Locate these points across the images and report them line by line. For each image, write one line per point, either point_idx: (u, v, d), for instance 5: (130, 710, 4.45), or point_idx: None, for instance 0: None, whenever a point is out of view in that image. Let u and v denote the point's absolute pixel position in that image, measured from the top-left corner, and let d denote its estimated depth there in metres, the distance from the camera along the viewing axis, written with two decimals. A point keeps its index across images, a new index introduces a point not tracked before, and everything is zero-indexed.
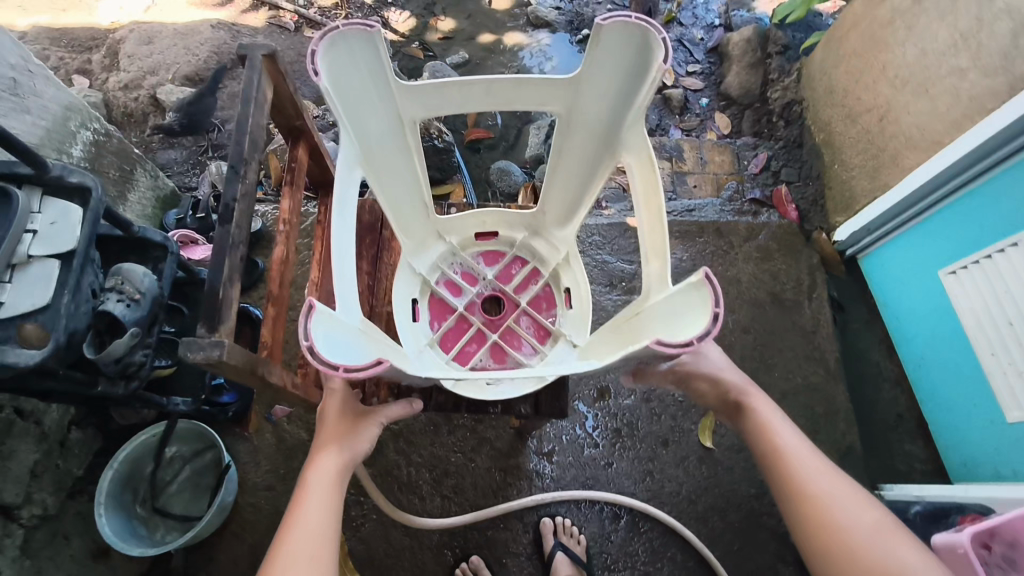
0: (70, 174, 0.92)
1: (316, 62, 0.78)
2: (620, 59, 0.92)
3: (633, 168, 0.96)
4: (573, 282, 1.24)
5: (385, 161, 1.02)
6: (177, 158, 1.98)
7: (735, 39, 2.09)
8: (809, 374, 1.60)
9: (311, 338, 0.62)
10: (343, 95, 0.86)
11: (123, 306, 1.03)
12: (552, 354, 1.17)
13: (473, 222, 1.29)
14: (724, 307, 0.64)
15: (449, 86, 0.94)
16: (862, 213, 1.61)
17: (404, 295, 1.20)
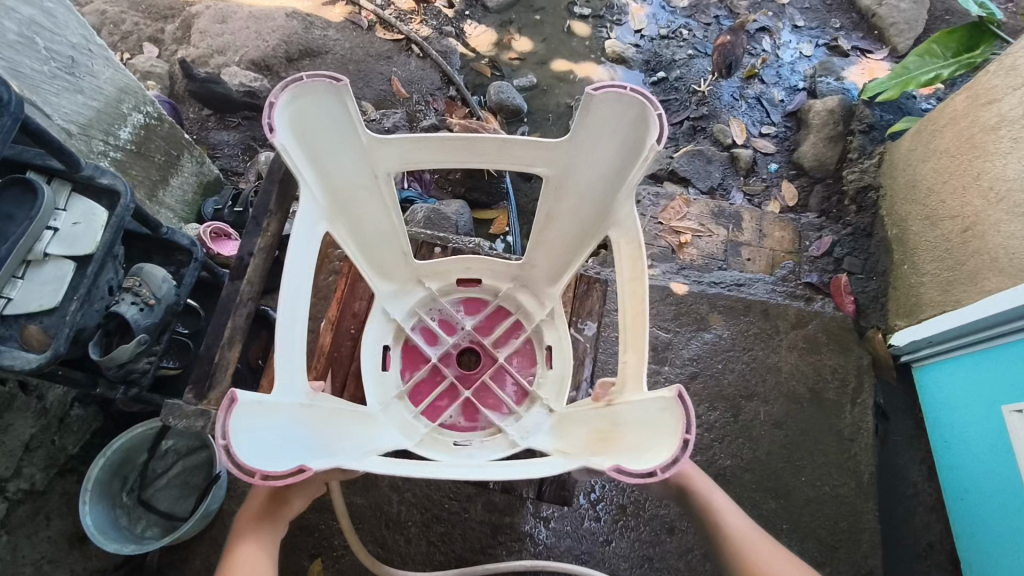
0: (101, 175, 0.89)
1: (274, 117, 0.65)
2: (613, 127, 0.73)
3: (620, 247, 0.77)
4: (557, 339, 1.03)
5: (354, 214, 0.85)
6: (229, 141, 1.98)
7: (817, 107, 1.98)
8: (838, 484, 1.48)
9: (229, 437, 0.55)
10: (305, 151, 0.71)
11: (135, 310, 1.00)
12: (526, 418, 0.98)
13: (456, 267, 1.06)
14: (695, 435, 0.56)
15: (426, 138, 0.76)
16: (926, 324, 1.49)
17: (374, 341, 1.00)
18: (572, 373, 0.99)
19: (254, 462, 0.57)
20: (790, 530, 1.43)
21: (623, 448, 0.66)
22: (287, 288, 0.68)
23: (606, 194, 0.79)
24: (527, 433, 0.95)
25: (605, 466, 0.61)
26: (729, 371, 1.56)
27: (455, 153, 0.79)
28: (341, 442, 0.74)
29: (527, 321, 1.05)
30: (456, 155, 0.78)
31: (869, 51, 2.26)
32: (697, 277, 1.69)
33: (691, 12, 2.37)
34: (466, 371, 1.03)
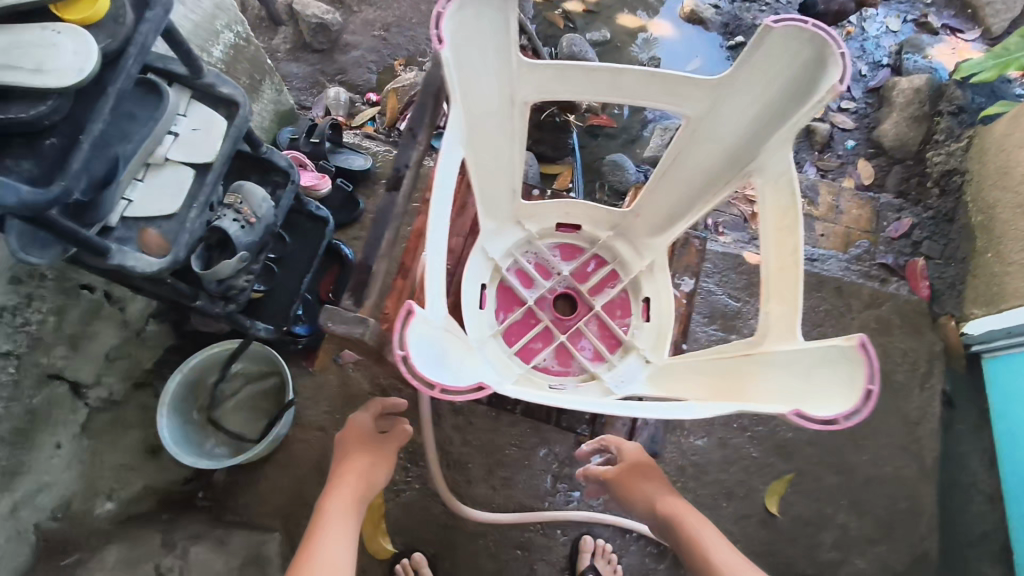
0: (221, 84, 0.86)
1: (441, 27, 0.58)
2: (778, 70, 0.66)
3: (765, 197, 0.71)
4: (654, 292, 1.00)
5: (486, 149, 0.79)
6: (299, 74, 1.96)
7: (902, 85, 1.87)
8: (900, 467, 1.49)
9: (405, 349, 0.57)
10: (461, 75, 0.65)
11: (237, 227, 0.99)
12: (620, 366, 0.97)
13: (558, 210, 1.02)
14: (881, 386, 0.51)
15: (574, 69, 0.69)
16: (1006, 314, 1.44)
17: (472, 278, 0.98)
18: (672, 328, 0.97)
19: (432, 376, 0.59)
20: (849, 505, 1.46)
21: (773, 396, 0.63)
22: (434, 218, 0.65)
23: (746, 143, 0.74)
24: (621, 382, 0.95)
25: (776, 411, 0.57)
26: None
27: (597, 89, 0.72)
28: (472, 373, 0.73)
29: (623, 271, 1.02)
30: (598, 91, 0.72)
31: (960, 30, 2.15)
32: None
33: None
34: (560, 317, 1.01)
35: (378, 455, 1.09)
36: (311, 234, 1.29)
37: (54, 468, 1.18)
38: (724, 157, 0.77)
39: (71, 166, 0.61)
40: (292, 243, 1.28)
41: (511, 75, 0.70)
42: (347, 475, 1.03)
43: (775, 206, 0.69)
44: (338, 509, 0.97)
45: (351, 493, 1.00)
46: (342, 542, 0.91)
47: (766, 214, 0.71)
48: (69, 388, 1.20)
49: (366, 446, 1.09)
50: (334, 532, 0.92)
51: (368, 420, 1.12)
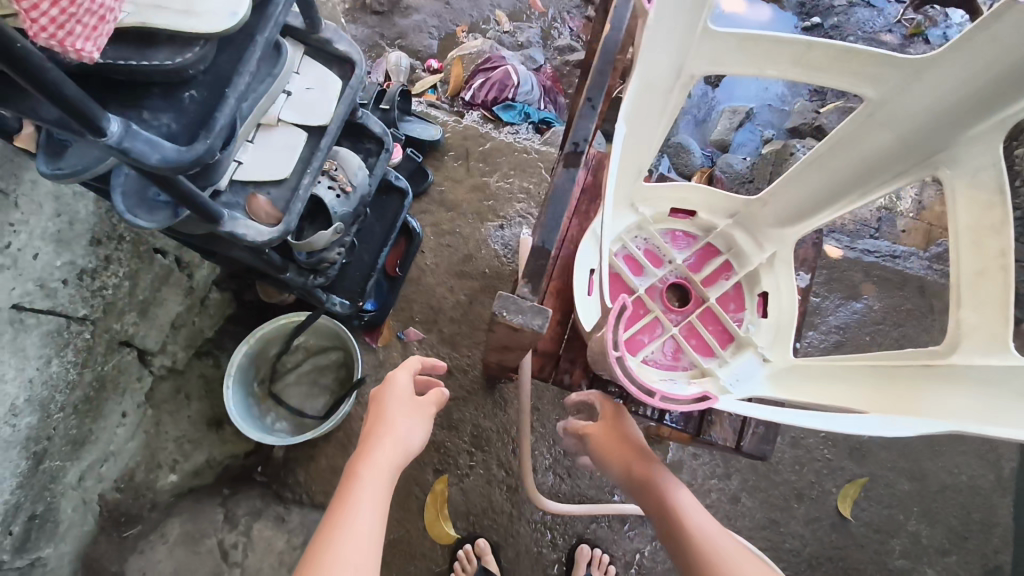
0: (338, 41, 0.80)
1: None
2: (994, 55, 0.59)
3: (961, 189, 0.66)
4: (773, 286, 0.94)
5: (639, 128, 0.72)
6: (357, 36, 1.87)
7: None
8: (975, 475, 1.42)
9: None
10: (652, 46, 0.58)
11: (334, 196, 0.93)
12: (733, 363, 0.91)
13: (674, 194, 0.96)
14: None
15: (764, 38, 0.63)
16: None
17: (583, 264, 0.92)
18: (794, 324, 0.90)
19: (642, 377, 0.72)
20: (921, 513, 1.39)
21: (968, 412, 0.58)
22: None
23: (933, 130, 0.67)
24: (736, 380, 0.89)
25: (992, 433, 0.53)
26: (876, 345, 1.47)
27: (780, 60, 0.66)
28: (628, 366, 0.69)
29: (738, 263, 0.96)
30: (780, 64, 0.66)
31: None
32: (849, 243, 1.58)
33: None
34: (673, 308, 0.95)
35: (415, 421, 0.92)
36: (388, 206, 1.23)
37: (119, 438, 1.12)
38: (899, 143, 0.71)
39: (217, 124, 0.56)
40: (371, 215, 1.21)
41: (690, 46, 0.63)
42: (381, 443, 0.86)
43: (973, 201, 0.63)
44: (371, 479, 0.81)
45: (388, 462, 0.84)
46: (373, 531, 0.76)
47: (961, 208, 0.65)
48: (137, 355, 1.13)
49: (403, 409, 0.92)
50: (364, 517, 0.76)
51: (407, 383, 0.95)
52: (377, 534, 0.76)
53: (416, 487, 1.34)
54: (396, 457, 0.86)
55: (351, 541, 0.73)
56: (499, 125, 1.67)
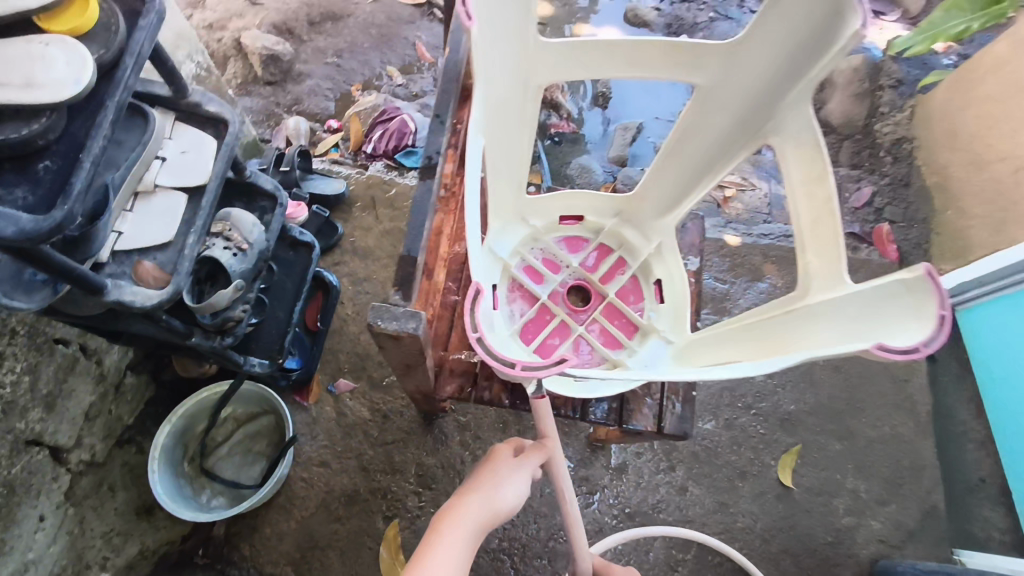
0: (208, 102, 0.83)
1: (469, 5, 0.56)
2: (795, 27, 0.67)
3: (784, 153, 0.72)
4: (666, 273, 1.00)
5: (504, 137, 0.77)
6: (252, 107, 1.89)
7: (842, 67, 2.02)
8: (897, 425, 1.51)
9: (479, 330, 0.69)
10: (486, 58, 0.62)
11: (231, 255, 0.94)
12: (641, 350, 0.96)
13: (561, 204, 1.01)
14: (952, 310, 0.51)
15: (595, 44, 0.69)
16: (972, 265, 1.54)
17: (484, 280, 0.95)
18: (689, 304, 0.96)
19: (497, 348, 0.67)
20: (855, 469, 1.47)
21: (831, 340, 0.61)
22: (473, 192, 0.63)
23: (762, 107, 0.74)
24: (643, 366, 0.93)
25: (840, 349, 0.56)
26: None
27: (620, 60, 0.72)
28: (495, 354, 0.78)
29: (631, 257, 1.02)
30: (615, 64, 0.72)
31: (883, 12, 2.25)
32: (746, 230, 1.71)
33: None
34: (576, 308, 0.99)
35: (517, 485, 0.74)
36: (296, 263, 1.24)
37: (38, 544, 1.06)
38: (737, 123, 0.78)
39: (74, 189, 0.58)
40: (279, 271, 1.21)
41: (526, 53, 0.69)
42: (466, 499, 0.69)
43: (798, 160, 0.69)
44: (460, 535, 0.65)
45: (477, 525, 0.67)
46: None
47: (785, 169, 0.72)
48: (49, 454, 1.09)
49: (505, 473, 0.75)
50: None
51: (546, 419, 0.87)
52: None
53: (368, 538, 1.30)
54: (486, 520, 0.68)
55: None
56: (403, 172, 1.71)
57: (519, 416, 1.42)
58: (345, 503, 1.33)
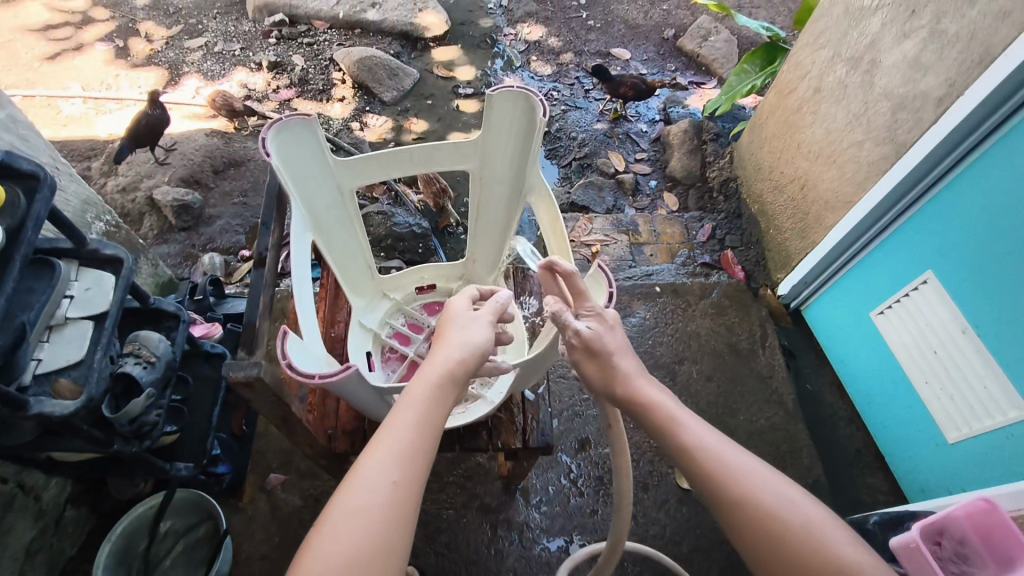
0: (105, 247, 1.05)
1: (268, 146, 0.82)
2: (514, 121, 0.97)
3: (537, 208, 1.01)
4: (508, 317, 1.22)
5: (335, 233, 1.02)
6: (169, 252, 2.09)
7: (674, 131, 2.43)
8: (771, 416, 1.72)
9: (288, 356, 0.71)
10: (294, 178, 0.89)
11: (140, 368, 1.12)
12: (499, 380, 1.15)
13: (413, 277, 1.26)
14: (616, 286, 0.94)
15: (381, 156, 0.96)
16: (798, 269, 1.84)
17: (358, 348, 1.15)
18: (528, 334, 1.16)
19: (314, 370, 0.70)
20: None
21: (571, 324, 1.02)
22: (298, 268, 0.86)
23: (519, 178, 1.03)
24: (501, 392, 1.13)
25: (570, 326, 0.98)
26: (658, 345, 1.82)
27: (405, 165, 0.99)
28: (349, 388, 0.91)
29: None
30: (401, 168, 0.99)
31: (702, 82, 2.74)
32: (613, 276, 1.99)
33: (556, 77, 2.78)
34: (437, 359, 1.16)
35: (477, 331, 0.87)
36: (210, 373, 1.41)
37: None
38: (509, 193, 1.06)
39: None
40: (194, 383, 1.38)
41: (332, 170, 0.96)
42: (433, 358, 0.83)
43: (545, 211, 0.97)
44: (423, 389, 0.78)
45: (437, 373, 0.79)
46: (402, 449, 0.71)
47: (539, 219, 1.00)
48: None
49: (464, 325, 0.88)
50: (404, 438, 0.72)
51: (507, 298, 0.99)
52: (402, 477, 0.69)
53: None
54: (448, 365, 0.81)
55: (370, 489, 0.66)
56: None
57: (438, 474, 1.56)
58: None
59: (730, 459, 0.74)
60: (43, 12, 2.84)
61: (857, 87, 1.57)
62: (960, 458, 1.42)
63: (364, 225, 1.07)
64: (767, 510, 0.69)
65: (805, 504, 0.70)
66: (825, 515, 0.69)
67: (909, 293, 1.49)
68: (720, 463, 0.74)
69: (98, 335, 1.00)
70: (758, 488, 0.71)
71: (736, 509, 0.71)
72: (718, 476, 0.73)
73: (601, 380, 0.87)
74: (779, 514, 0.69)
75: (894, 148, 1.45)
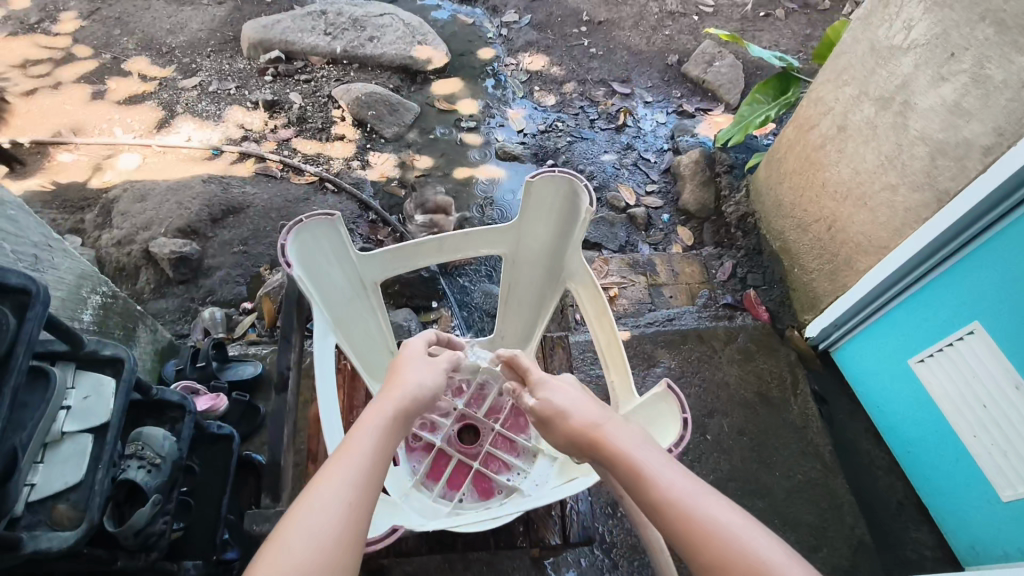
0: (104, 347, 0.96)
1: (287, 254, 0.75)
2: (552, 204, 0.92)
3: (579, 293, 0.96)
4: None
5: (355, 324, 0.95)
6: (168, 307, 1.99)
7: (685, 161, 2.36)
8: (808, 470, 1.64)
9: None
10: (314, 279, 0.81)
11: (144, 472, 1.03)
12: (532, 470, 1.11)
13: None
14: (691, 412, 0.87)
15: (407, 247, 0.90)
16: (828, 311, 1.77)
17: None
18: None
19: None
20: (782, 522, 1.56)
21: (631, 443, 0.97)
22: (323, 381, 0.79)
23: (555, 258, 0.99)
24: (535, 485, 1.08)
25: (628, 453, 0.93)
26: (686, 397, 1.74)
27: (434, 251, 0.93)
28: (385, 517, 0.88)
29: None
30: (428, 255, 0.93)
31: (709, 109, 2.68)
32: (634, 322, 1.91)
33: (560, 108, 2.71)
34: (466, 448, 1.13)
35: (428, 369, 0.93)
36: (219, 457, 1.32)
37: None
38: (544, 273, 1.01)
39: None
40: (201, 469, 1.29)
41: (353, 263, 0.88)
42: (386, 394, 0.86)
43: (588, 298, 0.93)
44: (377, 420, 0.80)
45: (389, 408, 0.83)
46: (356, 476, 0.72)
47: (582, 303, 0.96)
48: None
49: (415, 362, 0.94)
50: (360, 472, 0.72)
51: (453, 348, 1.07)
52: (355, 508, 0.68)
53: None
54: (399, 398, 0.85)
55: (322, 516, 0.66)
56: None
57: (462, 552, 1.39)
58: None
59: (695, 500, 0.72)
60: (28, 54, 2.74)
61: (888, 128, 1.51)
62: (1015, 518, 1.33)
63: (386, 312, 1.00)
64: (724, 547, 0.67)
65: (763, 545, 0.67)
66: (783, 556, 0.66)
67: (952, 342, 1.40)
68: (677, 501, 0.73)
69: (99, 449, 0.91)
70: (717, 525, 0.69)
71: (694, 548, 0.69)
72: (678, 514, 0.72)
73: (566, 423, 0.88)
74: (734, 551, 0.67)
75: (934, 195, 1.39)
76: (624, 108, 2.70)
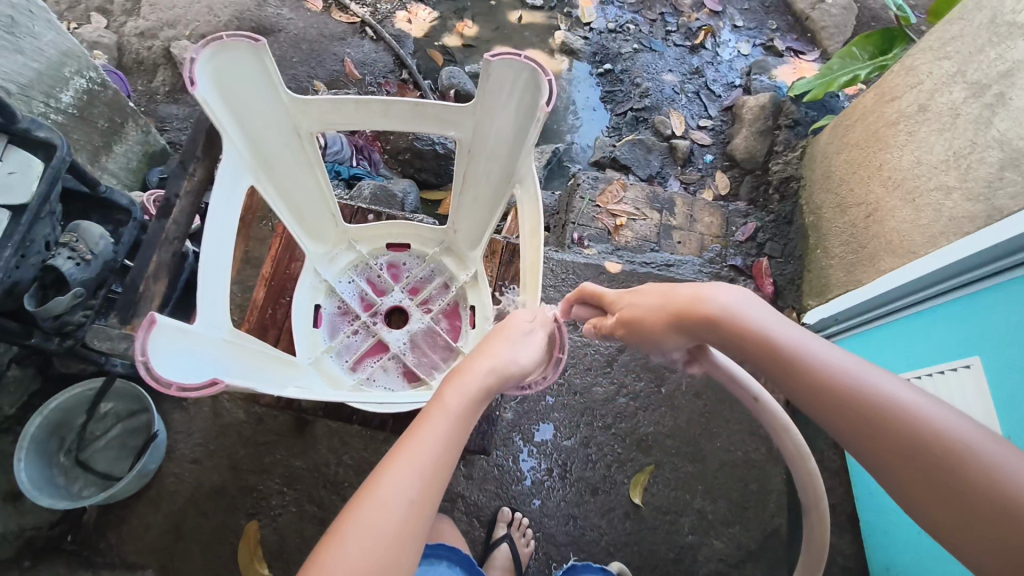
0: (38, 128, 0.94)
1: (194, 70, 0.71)
2: (514, 95, 0.85)
3: (523, 204, 0.91)
4: (478, 301, 1.11)
5: (283, 172, 0.94)
6: (177, 114, 1.96)
7: (750, 103, 2.13)
8: (751, 450, 1.55)
9: (148, 355, 0.61)
10: (229, 108, 0.79)
11: (72, 264, 1.01)
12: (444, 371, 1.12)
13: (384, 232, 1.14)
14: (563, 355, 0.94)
15: (345, 101, 0.85)
16: (833, 302, 1.64)
17: (306, 300, 1.08)
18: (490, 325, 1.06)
19: (168, 375, 0.64)
20: (706, 490, 1.50)
21: None
22: (212, 223, 0.75)
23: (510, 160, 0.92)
24: None
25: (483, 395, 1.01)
26: None
27: (377, 115, 0.89)
28: (259, 379, 0.82)
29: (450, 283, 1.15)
30: (375, 120, 0.89)
31: (801, 52, 2.37)
32: (630, 258, 1.81)
33: (638, 8, 2.44)
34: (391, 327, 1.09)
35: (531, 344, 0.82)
36: None
37: None
38: (499, 173, 0.95)
39: None
40: None
41: (285, 107, 0.86)
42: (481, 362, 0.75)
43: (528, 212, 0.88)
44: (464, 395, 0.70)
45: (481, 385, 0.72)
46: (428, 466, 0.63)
47: (523, 216, 0.91)
48: None
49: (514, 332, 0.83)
50: (430, 456, 0.64)
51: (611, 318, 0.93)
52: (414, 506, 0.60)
53: (228, 532, 1.35)
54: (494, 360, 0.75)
55: (379, 519, 0.59)
56: None
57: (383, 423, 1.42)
58: (211, 497, 1.37)
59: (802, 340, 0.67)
60: None
61: (970, 119, 1.29)
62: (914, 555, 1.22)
63: (325, 169, 0.99)
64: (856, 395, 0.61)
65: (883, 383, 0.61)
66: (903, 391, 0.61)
67: (946, 371, 1.25)
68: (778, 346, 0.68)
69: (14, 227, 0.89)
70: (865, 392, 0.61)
71: (842, 422, 0.62)
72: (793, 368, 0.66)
73: (673, 306, 0.78)
74: (921, 436, 0.57)
75: (986, 210, 1.22)
76: (707, 27, 2.42)
